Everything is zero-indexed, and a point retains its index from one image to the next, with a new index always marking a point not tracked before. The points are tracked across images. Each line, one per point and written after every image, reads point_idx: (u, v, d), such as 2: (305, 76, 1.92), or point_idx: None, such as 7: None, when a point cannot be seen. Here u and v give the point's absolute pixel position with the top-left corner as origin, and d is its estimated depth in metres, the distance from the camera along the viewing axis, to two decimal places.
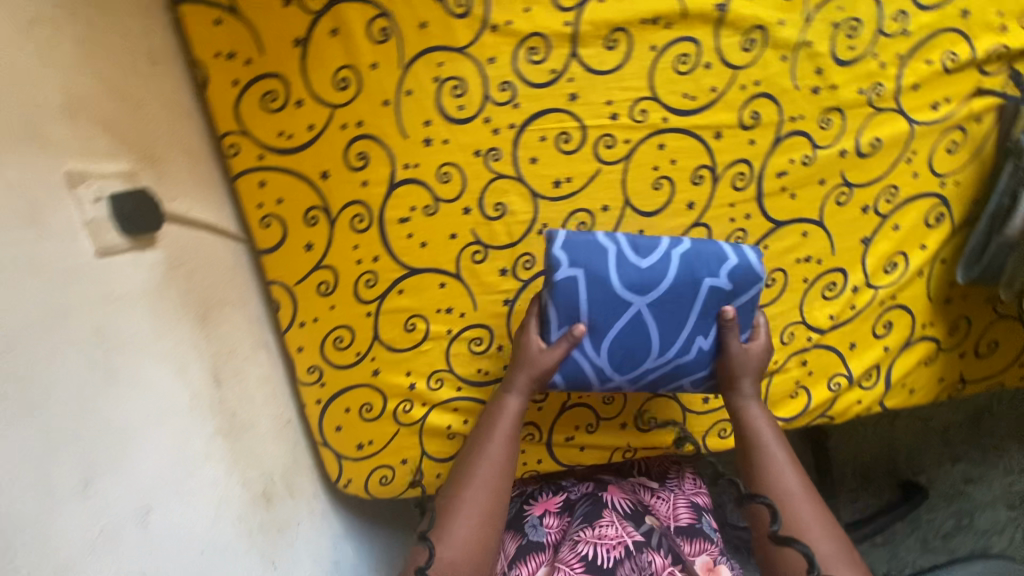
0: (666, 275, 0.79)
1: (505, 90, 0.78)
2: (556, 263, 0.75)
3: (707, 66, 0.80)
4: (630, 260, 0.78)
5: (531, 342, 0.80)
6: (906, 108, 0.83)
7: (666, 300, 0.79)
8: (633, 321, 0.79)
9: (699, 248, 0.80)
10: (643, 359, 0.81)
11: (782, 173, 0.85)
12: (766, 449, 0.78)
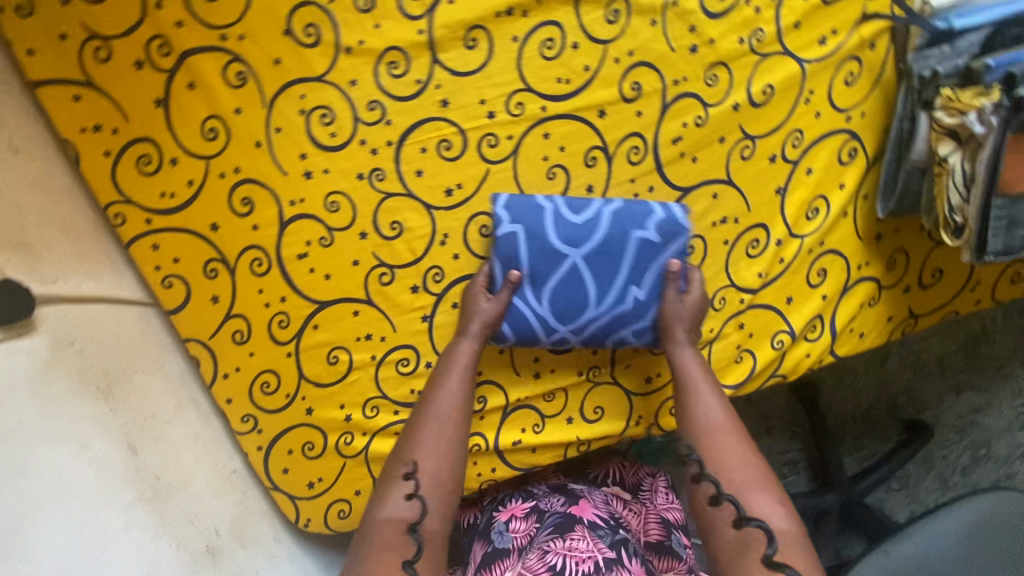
0: (599, 230, 0.80)
1: (374, 109, 0.77)
2: (497, 219, 0.79)
3: (575, 46, 0.78)
4: (568, 218, 0.80)
5: (477, 295, 0.81)
6: (792, 48, 0.80)
7: (597, 253, 0.80)
8: (568, 273, 0.80)
9: (630, 206, 0.80)
10: (583, 311, 0.81)
11: (677, 139, 0.82)
12: (694, 389, 0.78)
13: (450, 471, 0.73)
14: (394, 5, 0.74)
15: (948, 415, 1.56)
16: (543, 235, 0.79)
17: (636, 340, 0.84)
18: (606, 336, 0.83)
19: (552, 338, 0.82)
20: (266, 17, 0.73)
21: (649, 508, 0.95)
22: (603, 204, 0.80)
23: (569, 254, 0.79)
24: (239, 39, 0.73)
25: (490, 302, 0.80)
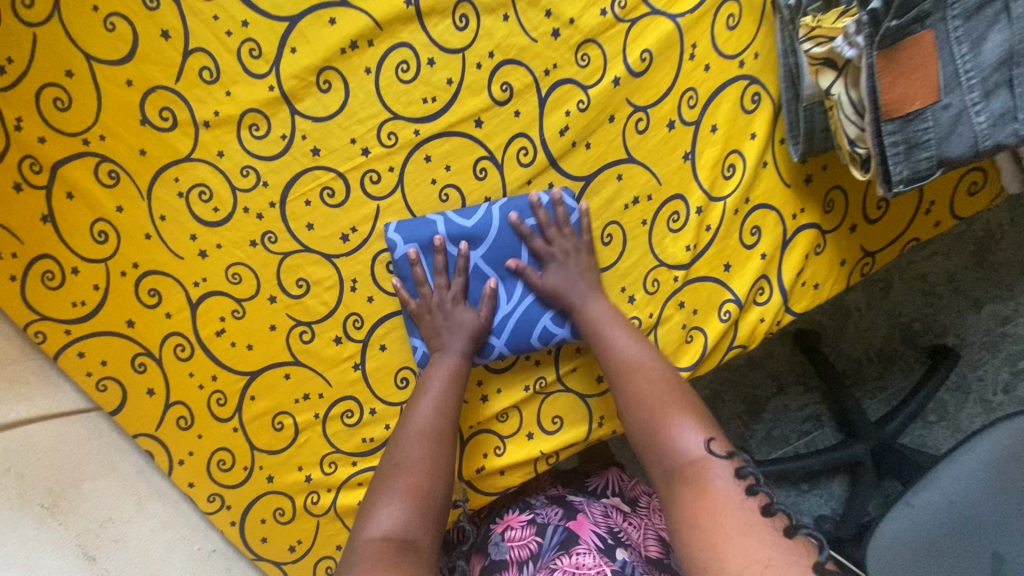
0: (493, 232, 0.79)
1: (248, 174, 0.76)
2: (391, 246, 0.78)
3: (431, 62, 0.76)
4: (460, 227, 0.79)
5: (455, 309, 0.79)
6: (659, 6, 0.75)
7: (498, 251, 0.80)
8: (475, 279, 0.81)
9: (517, 200, 0.79)
10: (498, 310, 0.81)
11: (564, 129, 0.78)
12: (610, 333, 0.76)
13: (444, 484, 0.69)
14: (239, 68, 0.73)
15: (975, 332, 1.44)
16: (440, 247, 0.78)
17: (559, 330, 0.81)
18: (528, 332, 0.81)
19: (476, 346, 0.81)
20: (121, 112, 0.73)
21: (649, 523, 0.89)
22: (493, 204, 0.80)
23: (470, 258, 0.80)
24: (101, 139, 0.74)
25: (473, 316, 0.79)
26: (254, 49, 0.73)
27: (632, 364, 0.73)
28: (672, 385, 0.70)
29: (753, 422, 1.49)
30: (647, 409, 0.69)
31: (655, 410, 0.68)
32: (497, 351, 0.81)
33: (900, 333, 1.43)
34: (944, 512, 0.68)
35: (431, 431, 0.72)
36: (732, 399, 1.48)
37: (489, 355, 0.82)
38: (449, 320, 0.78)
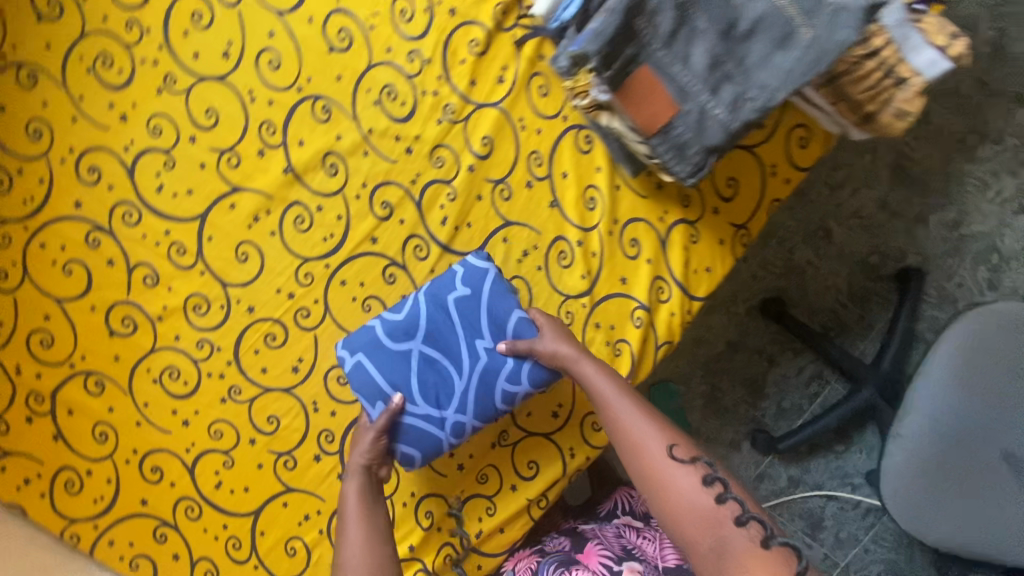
0: (422, 315, 0.84)
1: (203, 345, 0.91)
2: (340, 361, 0.84)
3: (320, 208, 0.91)
4: (396, 323, 0.84)
5: (364, 434, 0.83)
6: (481, 100, 0.90)
7: (434, 332, 0.84)
8: (421, 365, 0.84)
9: (435, 283, 0.86)
10: (455, 389, 0.84)
11: (444, 219, 0.92)
12: (612, 407, 0.76)
13: None
14: (172, 267, 0.90)
15: (930, 246, 1.47)
16: (383, 346, 0.84)
17: (518, 387, 0.85)
18: (492, 400, 0.85)
19: (449, 429, 0.85)
20: (92, 332, 0.90)
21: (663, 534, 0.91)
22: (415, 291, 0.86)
23: (410, 348, 0.84)
24: (83, 359, 0.90)
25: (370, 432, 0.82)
26: (180, 249, 0.90)
27: (616, 414, 0.75)
28: (662, 428, 0.73)
29: (760, 400, 1.51)
30: (642, 458, 0.70)
31: (648, 459, 0.70)
32: (470, 425, 0.85)
33: (860, 270, 1.47)
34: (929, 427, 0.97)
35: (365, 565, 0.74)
36: (730, 385, 1.51)
37: (465, 431, 0.86)
38: (359, 448, 0.83)
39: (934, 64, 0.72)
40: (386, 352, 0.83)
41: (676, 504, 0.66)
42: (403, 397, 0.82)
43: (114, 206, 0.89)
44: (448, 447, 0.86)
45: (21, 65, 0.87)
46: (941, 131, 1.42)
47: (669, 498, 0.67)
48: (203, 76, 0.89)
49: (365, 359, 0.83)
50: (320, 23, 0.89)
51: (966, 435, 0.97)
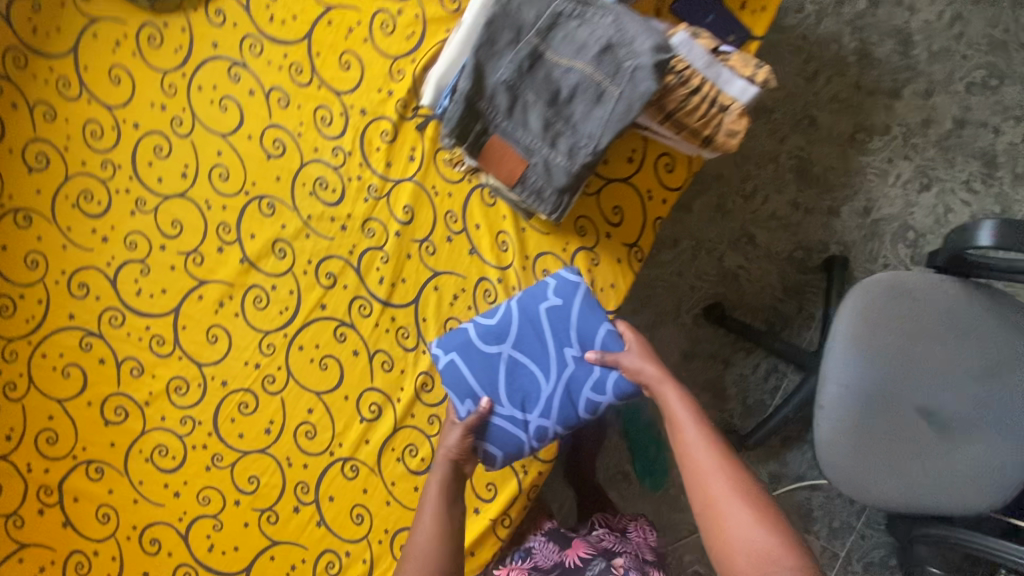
0: (512, 323, 0.97)
1: (186, 422, 1.04)
2: (433, 357, 0.96)
3: (273, 287, 1.06)
4: (489, 327, 0.97)
5: (450, 429, 0.95)
6: (398, 177, 1.07)
7: (523, 338, 0.96)
8: (509, 369, 0.95)
9: (527, 292, 0.98)
10: (541, 393, 0.95)
11: (381, 279, 1.07)
12: (682, 432, 0.85)
13: None
14: (154, 357, 1.04)
15: (848, 234, 1.60)
16: (475, 346, 0.95)
17: (603, 397, 0.95)
18: (575, 403, 0.96)
19: (532, 432, 0.95)
20: (90, 424, 1.03)
21: (636, 545, 1.04)
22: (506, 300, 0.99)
23: (500, 352, 0.96)
24: (83, 449, 1.03)
25: (457, 433, 0.94)
26: (159, 340, 1.05)
27: (686, 444, 0.84)
28: (728, 467, 0.81)
29: (724, 402, 1.59)
30: (703, 491, 0.80)
31: (709, 495, 0.79)
32: (552, 429, 0.96)
33: (789, 266, 1.59)
34: (844, 396, 1.06)
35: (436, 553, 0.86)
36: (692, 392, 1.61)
37: (546, 435, 0.96)
38: (448, 444, 0.94)
39: (745, 91, 0.90)
40: (476, 356, 0.95)
41: (727, 538, 0.76)
42: (490, 402, 0.93)
43: (102, 313, 1.05)
44: (528, 450, 0.97)
45: (18, 211, 1.06)
46: (831, 133, 1.59)
47: (723, 538, 0.76)
48: (167, 194, 1.07)
49: (457, 359, 0.95)
50: (258, 138, 1.08)
51: (885, 398, 1.06)
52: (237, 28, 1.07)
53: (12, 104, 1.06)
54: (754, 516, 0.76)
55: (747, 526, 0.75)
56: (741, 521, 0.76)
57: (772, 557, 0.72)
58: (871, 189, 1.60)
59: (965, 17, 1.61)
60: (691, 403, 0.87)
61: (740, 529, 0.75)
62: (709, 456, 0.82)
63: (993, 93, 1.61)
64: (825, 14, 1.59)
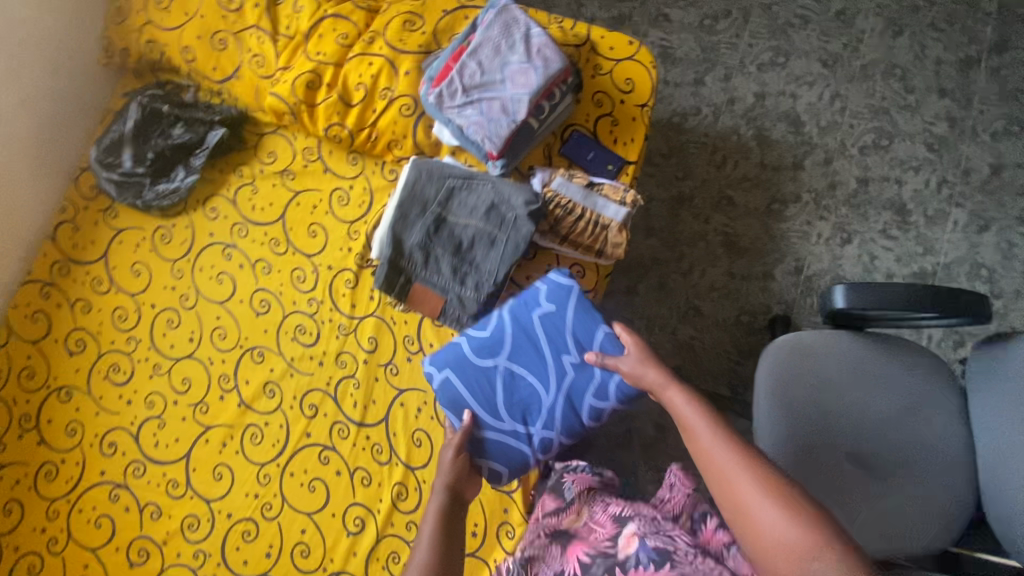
0: (505, 334, 1.11)
1: (198, 554, 1.19)
2: (430, 374, 1.10)
3: (266, 423, 1.25)
4: (483, 340, 1.11)
5: (446, 454, 1.03)
6: (362, 314, 1.29)
7: (518, 349, 1.10)
8: (506, 380, 1.10)
9: (520, 301, 1.12)
10: (543, 403, 1.09)
11: (355, 403, 1.25)
12: (693, 433, 0.89)
13: None
14: (170, 499, 1.22)
15: (786, 293, 1.74)
16: (469, 359, 1.10)
17: (605, 402, 1.09)
18: (578, 408, 1.10)
19: (537, 443, 1.10)
20: (119, 567, 1.20)
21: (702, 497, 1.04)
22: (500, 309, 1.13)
23: (497, 362, 1.10)
24: None
25: (452, 456, 1.02)
26: (174, 483, 1.23)
27: (702, 445, 0.87)
28: (751, 463, 0.81)
29: None
30: (727, 488, 0.81)
31: (735, 492, 0.80)
32: (555, 439, 1.11)
33: (738, 328, 1.73)
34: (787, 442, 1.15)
35: (431, 569, 0.84)
36: None
37: (549, 445, 1.11)
38: (443, 466, 1.01)
39: (618, 213, 1.14)
40: (470, 369, 1.09)
41: (761, 532, 0.75)
42: (471, 416, 1.07)
43: (127, 465, 1.25)
44: (533, 461, 1.11)
45: (60, 389, 1.30)
46: (748, 208, 1.79)
47: (757, 536, 0.76)
48: (178, 358, 1.30)
49: (451, 373, 1.10)
50: (248, 300, 1.33)
51: (821, 437, 1.15)
52: (228, 218, 1.36)
53: (57, 304, 1.33)
54: (784, 509, 0.75)
55: (778, 520, 0.75)
56: (771, 515, 0.75)
57: (811, 550, 0.70)
58: (797, 249, 1.77)
59: (843, 93, 1.86)
60: (697, 404, 0.92)
61: (773, 523, 0.75)
62: (726, 453, 0.84)
63: (886, 151, 1.82)
64: (720, 113, 1.88)
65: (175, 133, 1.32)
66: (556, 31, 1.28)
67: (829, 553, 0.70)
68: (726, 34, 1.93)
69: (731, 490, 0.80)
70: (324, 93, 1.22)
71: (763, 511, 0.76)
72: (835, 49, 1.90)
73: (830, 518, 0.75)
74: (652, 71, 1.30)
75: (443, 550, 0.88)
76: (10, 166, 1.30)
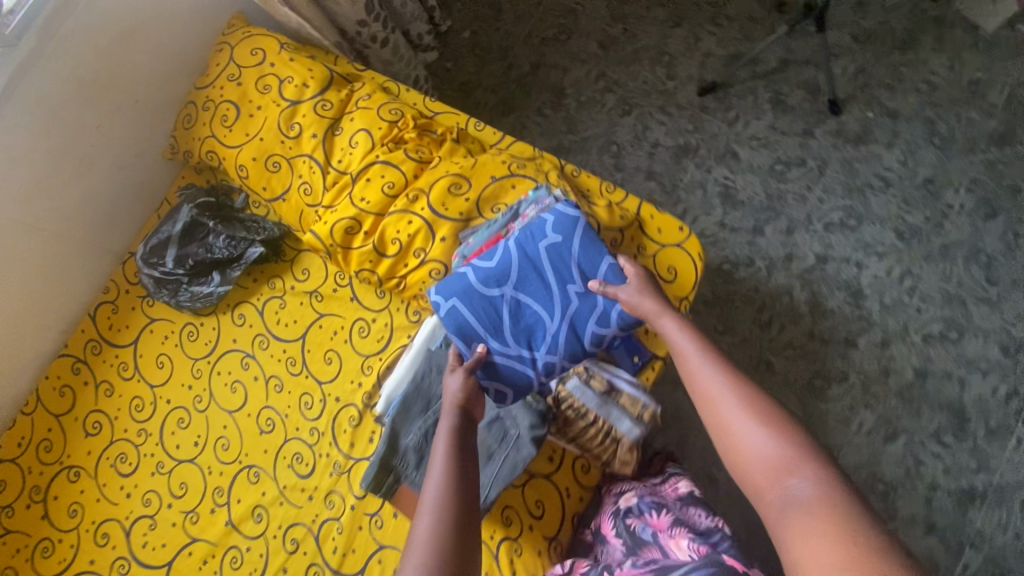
0: (510, 263, 1.09)
1: None
2: (436, 305, 1.08)
3: (247, 548, 1.26)
4: (488, 268, 1.09)
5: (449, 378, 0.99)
6: (359, 454, 1.28)
7: (523, 276, 1.09)
8: (512, 306, 1.09)
9: (524, 230, 1.11)
10: (547, 330, 1.08)
11: (335, 547, 1.24)
12: (686, 360, 0.93)
13: (457, 503, 0.77)
14: None
15: None
16: (475, 287, 1.08)
17: (608, 329, 1.08)
18: (581, 336, 1.08)
19: (541, 367, 1.08)
20: None
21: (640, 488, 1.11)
22: (505, 240, 1.12)
23: (503, 291, 1.09)
24: None
25: (457, 377, 0.99)
26: None
27: (691, 371, 0.91)
28: (744, 393, 0.84)
29: None
30: (716, 415, 0.85)
31: (725, 417, 0.84)
32: (559, 364, 1.08)
33: None
34: None
35: (445, 478, 0.81)
36: None
37: (554, 370, 1.09)
38: (450, 391, 0.97)
39: (632, 429, 1.08)
40: (476, 296, 1.07)
41: (743, 449, 0.79)
42: (484, 345, 1.06)
43: (113, 560, 1.28)
44: (538, 385, 1.09)
45: (69, 467, 1.35)
46: (789, 379, 1.66)
47: (742, 457, 0.79)
48: (181, 460, 1.33)
49: (458, 302, 1.08)
50: (255, 416, 1.34)
51: None
52: (252, 327, 1.38)
53: (83, 382, 1.39)
54: (764, 429, 0.79)
55: (758, 439, 0.78)
56: (751, 433, 0.79)
57: (785, 466, 0.74)
58: (835, 432, 1.63)
59: (915, 272, 1.72)
60: (692, 332, 0.95)
61: (754, 442, 0.78)
62: (714, 379, 0.88)
63: (953, 345, 1.66)
64: (775, 268, 1.76)
65: (215, 243, 1.34)
66: (603, 209, 1.23)
67: (807, 470, 0.72)
68: (797, 184, 1.82)
69: (716, 413, 0.85)
70: (361, 240, 1.22)
71: (745, 432, 0.80)
72: (915, 220, 1.75)
73: (817, 445, 0.76)
74: (699, 261, 1.23)
75: (457, 466, 0.83)
76: (62, 252, 1.35)
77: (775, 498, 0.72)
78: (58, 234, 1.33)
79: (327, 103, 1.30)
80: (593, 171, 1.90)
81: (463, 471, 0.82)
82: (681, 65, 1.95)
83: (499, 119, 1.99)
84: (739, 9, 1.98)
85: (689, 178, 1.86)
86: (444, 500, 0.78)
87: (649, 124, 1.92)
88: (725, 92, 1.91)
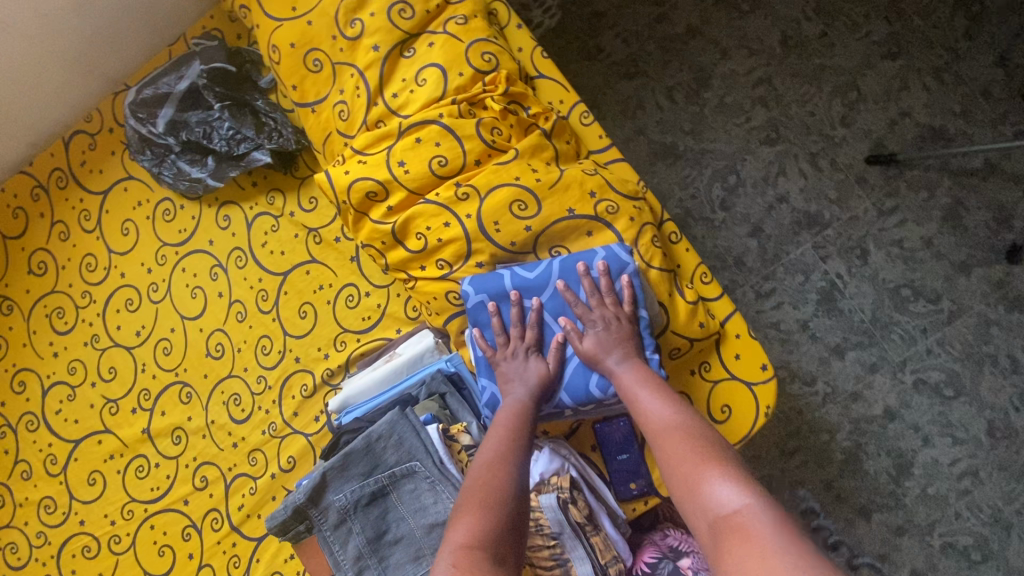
0: (549, 280, 0.90)
1: (39, 535, 1.20)
2: (463, 295, 0.90)
3: (157, 464, 1.17)
4: (525, 275, 0.90)
5: (515, 361, 0.88)
6: (298, 427, 1.11)
7: (558, 298, 0.90)
8: (533, 322, 0.89)
9: (574, 254, 0.90)
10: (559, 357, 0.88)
11: (241, 505, 1.12)
12: (637, 399, 0.80)
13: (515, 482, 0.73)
14: (44, 470, 1.20)
15: None
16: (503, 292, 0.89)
17: None
18: (590, 378, 0.88)
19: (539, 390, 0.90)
20: None
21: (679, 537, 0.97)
22: (555, 257, 0.91)
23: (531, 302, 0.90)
24: None
25: (541, 368, 0.87)
26: (54, 458, 1.20)
27: (639, 405, 0.79)
28: (709, 444, 0.70)
29: None
30: (665, 449, 0.72)
31: (688, 470, 0.68)
32: (560, 397, 0.89)
33: None
34: None
35: (504, 452, 0.77)
36: None
37: (553, 399, 0.89)
38: (519, 374, 0.87)
39: None
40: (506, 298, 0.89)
41: (693, 484, 0.66)
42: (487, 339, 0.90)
43: (26, 413, 1.22)
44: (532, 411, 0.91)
45: (7, 299, 1.24)
46: None
47: (694, 496, 0.65)
48: (116, 343, 1.19)
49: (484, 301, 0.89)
50: (205, 334, 1.16)
51: None
52: (234, 237, 1.15)
53: (39, 214, 1.22)
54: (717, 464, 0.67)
55: (704, 472, 0.66)
56: (697, 469, 0.67)
57: (731, 498, 0.62)
58: None
59: (980, 475, 1.45)
60: (642, 371, 0.84)
61: (698, 477, 0.66)
62: (665, 414, 0.76)
63: (969, 567, 1.44)
64: (832, 400, 1.49)
65: (217, 128, 1.09)
66: (685, 305, 0.93)
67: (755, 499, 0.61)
68: (914, 320, 1.47)
69: (664, 451, 0.72)
70: (381, 213, 0.94)
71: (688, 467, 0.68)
72: (1017, 422, 1.45)
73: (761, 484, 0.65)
74: (763, 415, 0.96)
75: (522, 444, 0.79)
76: (36, 59, 1.10)
77: (721, 532, 0.59)
78: (39, 40, 1.08)
79: (408, 10, 0.96)
80: (694, 196, 1.54)
81: (525, 451, 0.78)
82: (864, 112, 1.49)
83: (617, 82, 1.58)
84: (979, 70, 1.46)
85: (797, 256, 1.50)
86: (498, 470, 0.74)
87: (787, 169, 1.51)
88: (896, 171, 1.48)
